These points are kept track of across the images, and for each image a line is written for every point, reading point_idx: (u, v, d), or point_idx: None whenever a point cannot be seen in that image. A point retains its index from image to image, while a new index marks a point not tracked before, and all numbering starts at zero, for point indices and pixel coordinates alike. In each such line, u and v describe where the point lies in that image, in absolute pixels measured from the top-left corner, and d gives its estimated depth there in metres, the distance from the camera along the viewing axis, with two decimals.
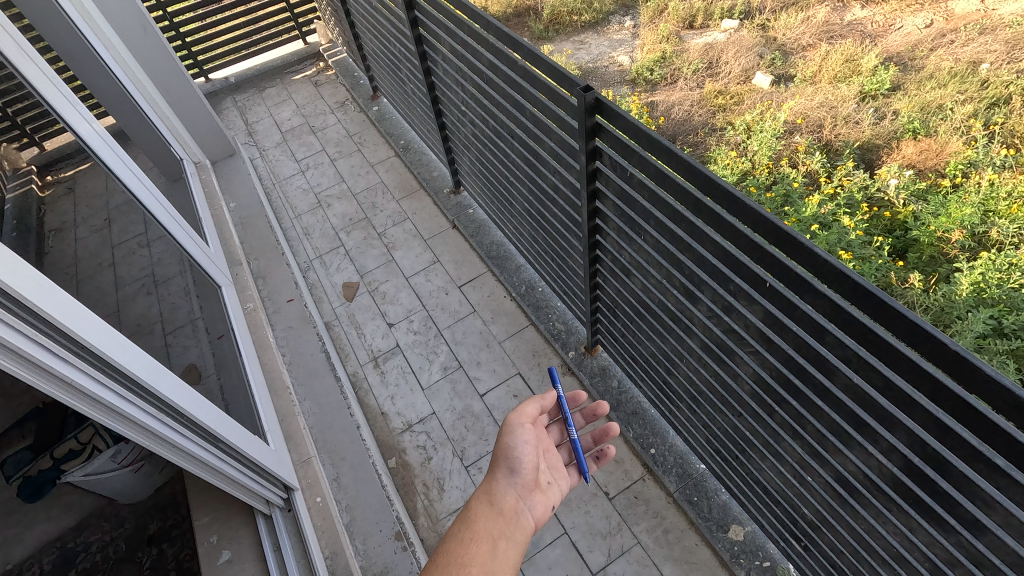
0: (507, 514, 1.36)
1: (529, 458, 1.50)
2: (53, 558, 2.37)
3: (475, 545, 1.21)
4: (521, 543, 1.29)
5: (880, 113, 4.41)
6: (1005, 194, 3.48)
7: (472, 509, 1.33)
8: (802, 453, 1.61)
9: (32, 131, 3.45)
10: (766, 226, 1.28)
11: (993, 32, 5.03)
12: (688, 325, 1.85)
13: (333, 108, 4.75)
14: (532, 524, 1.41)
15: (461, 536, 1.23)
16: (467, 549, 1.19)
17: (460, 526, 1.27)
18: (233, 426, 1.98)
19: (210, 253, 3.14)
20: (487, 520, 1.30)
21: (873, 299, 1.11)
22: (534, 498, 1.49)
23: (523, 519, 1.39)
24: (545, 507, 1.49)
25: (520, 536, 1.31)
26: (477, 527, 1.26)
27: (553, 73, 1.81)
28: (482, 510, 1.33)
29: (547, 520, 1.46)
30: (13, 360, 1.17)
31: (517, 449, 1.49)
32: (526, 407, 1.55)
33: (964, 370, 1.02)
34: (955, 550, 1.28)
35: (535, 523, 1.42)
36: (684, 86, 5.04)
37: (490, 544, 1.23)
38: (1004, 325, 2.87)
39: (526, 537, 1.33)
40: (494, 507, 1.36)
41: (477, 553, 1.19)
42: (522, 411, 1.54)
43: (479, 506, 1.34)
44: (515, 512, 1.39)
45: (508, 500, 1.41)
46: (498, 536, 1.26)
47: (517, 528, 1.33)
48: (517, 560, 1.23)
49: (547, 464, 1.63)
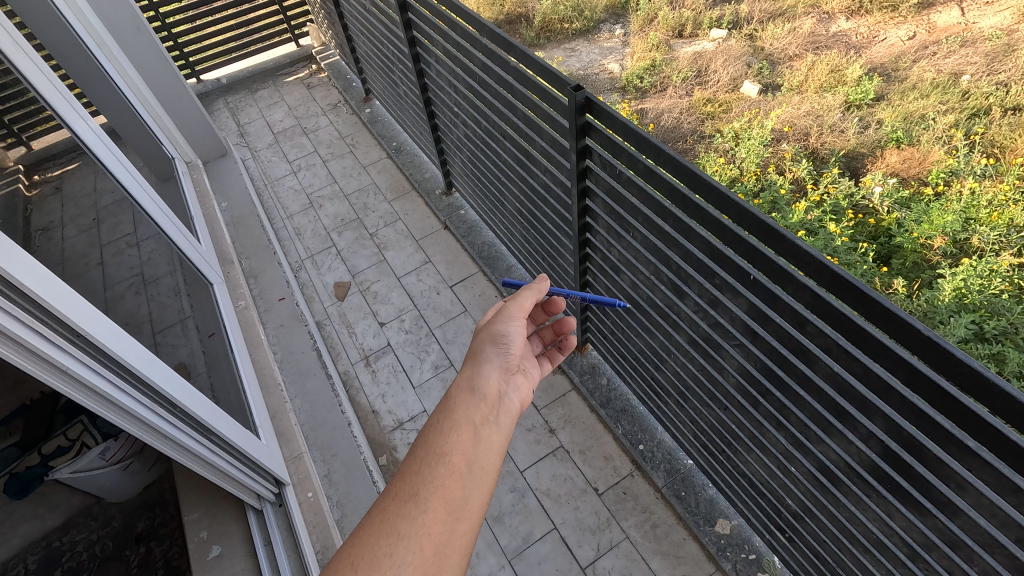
0: (491, 399, 1.24)
1: (518, 343, 1.41)
2: (38, 558, 2.36)
3: (457, 434, 1.12)
4: (506, 428, 1.20)
5: (865, 122, 4.52)
6: (985, 203, 3.58)
7: (452, 397, 1.22)
8: (785, 443, 1.66)
9: (21, 131, 3.30)
10: (750, 221, 1.32)
11: (973, 44, 5.18)
12: (675, 320, 1.89)
13: (325, 110, 4.77)
14: (518, 406, 1.31)
15: (441, 426, 1.13)
16: (447, 441, 1.10)
17: (438, 416, 1.17)
18: (226, 419, 1.99)
19: (202, 250, 3.19)
20: (468, 407, 1.19)
21: (852, 289, 1.15)
22: (516, 381, 1.39)
23: (508, 402, 1.27)
24: (526, 390, 1.40)
25: (505, 422, 1.21)
26: (457, 417, 1.16)
27: (545, 74, 1.85)
28: (462, 398, 1.22)
29: (530, 403, 1.36)
30: (12, 348, 1.18)
31: (508, 335, 1.40)
32: (523, 301, 1.48)
33: (937, 357, 1.07)
34: (931, 534, 1.32)
35: (521, 405, 1.32)
36: (674, 94, 5.14)
37: (472, 432, 1.14)
38: (985, 330, 2.94)
39: (512, 422, 1.23)
40: (476, 393, 1.24)
41: (460, 443, 1.11)
42: (519, 304, 1.47)
43: (458, 395, 1.23)
44: (499, 396, 1.26)
45: (492, 384, 1.28)
46: (480, 423, 1.17)
47: (502, 413, 1.23)
48: (502, 444, 1.15)
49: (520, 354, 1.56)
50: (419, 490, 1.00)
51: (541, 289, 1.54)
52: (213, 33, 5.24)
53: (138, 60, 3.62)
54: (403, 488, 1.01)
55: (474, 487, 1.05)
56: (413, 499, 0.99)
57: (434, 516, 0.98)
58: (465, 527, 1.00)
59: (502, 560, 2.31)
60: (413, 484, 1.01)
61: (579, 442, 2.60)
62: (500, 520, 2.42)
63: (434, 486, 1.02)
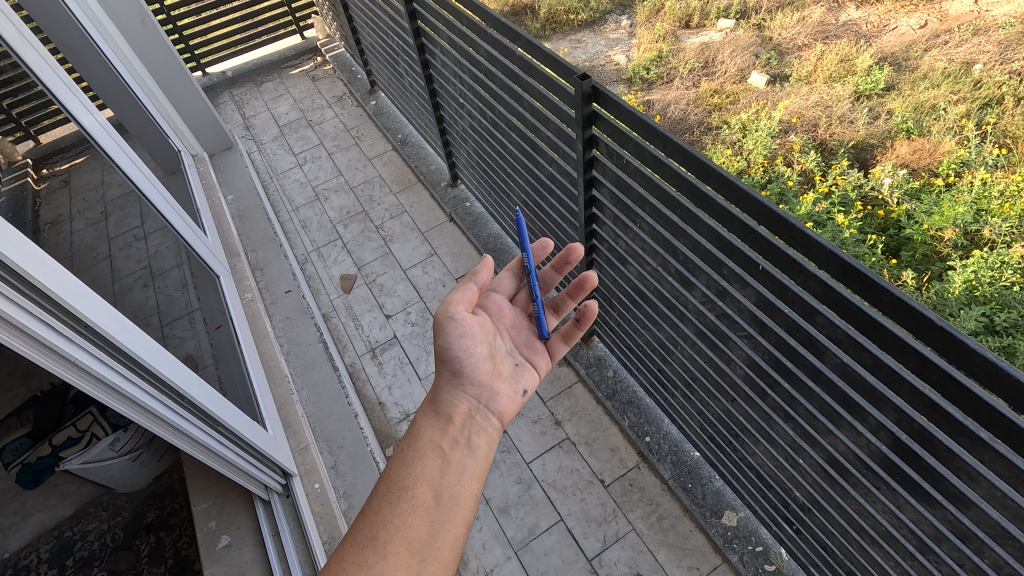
0: (458, 421, 1.35)
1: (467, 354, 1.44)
2: (50, 547, 2.43)
3: (422, 463, 1.21)
4: (478, 447, 1.31)
5: (875, 112, 4.46)
6: (997, 193, 3.52)
7: (418, 423, 1.33)
8: (794, 435, 1.64)
9: (27, 125, 3.51)
10: (760, 210, 1.30)
11: (986, 33, 5.08)
12: (682, 311, 1.87)
13: (330, 102, 4.76)
14: (494, 422, 1.42)
15: (406, 456, 1.22)
16: (410, 471, 1.18)
17: (403, 445, 1.26)
18: (232, 410, 2.00)
19: (208, 242, 3.17)
20: (434, 431, 1.30)
21: (863, 278, 1.14)
22: (495, 393, 1.48)
23: (479, 420, 1.39)
24: (509, 400, 1.50)
25: (477, 442, 1.32)
26: (422, 443, 1.26)
27: (551, 64, 1.82)
28: (428, 423, 1.32)
29: (511, 414, 1.47)
30: (20, 339, 1.19)
31: (453, 348, 1.43)
32: (457, 297, 1.48)
33: (952, 348, 1.05)
34: (941, 526, 1.31)
35: (497, 419, 1.43)
36: (680, 84, 5.09)
37: (439, 459, 1.24)
38: (996, 323, 2.91)
39: (486, 441, 1.34)
40: (442, 416, 1.35)
41: (425, 473, 1.19)
42: (451, 303, 1.47)
43: (425, 419, 1.34)
44: (468, 417, 1.38)
45: (459, 404, 1.39)
46: (448, 448, 1.27)
47: (473, 432, 1.34)
48: (470, 467, 1.25)
49: (512, 343, 1.64)
50: (378, 533, 1.05)
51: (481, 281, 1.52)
52: (219, 26, 5.23)
53: (143, 53, 3.60)
54: (362, 531, 1.06)
55: (443, 519, 1.12)
56: (372, 543, 1.04)
57: (398, 560, 1.02)
58: (434, 567, 1.04)
59: (508, 551, 2.32)
60: (372, 528, 1.06)
61: (585, 434, 2.59)
62: (506, 512, 2.42)
63: (396, 526, 1.07)
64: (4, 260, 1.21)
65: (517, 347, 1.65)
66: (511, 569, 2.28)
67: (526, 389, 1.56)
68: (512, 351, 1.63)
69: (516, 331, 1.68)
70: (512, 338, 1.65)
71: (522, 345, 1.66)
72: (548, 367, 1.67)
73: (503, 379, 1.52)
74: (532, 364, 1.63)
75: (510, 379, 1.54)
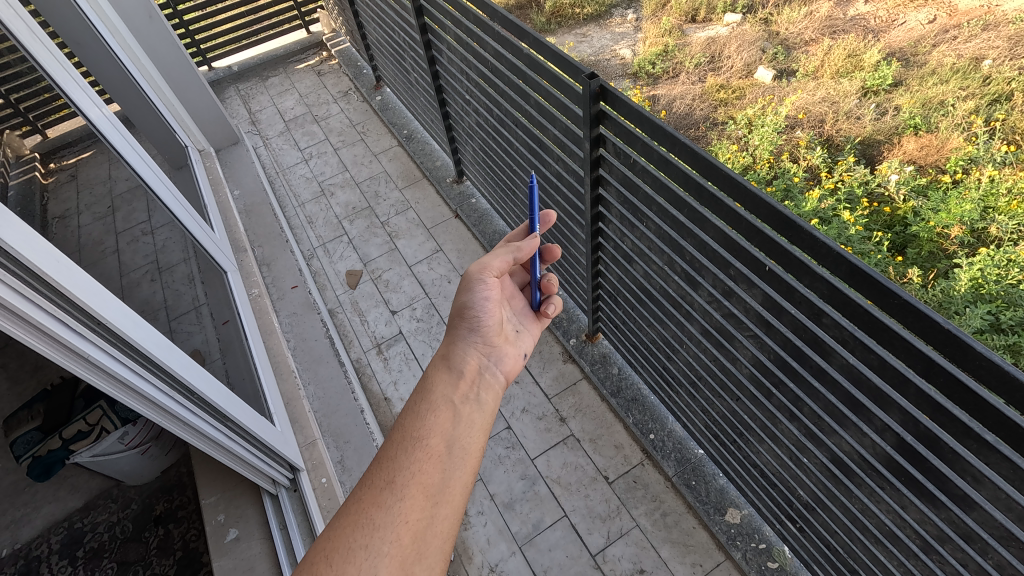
0: (469, 376, 1.34)
1: (488, 314, 1.47)
2: (60, 538, 2.47)
3: (435, 416, 1.19)
4: (490, 402, 1.29)
5: (882, 108, 4.43)
6: (1005, 190, 3.50)
7: (430, 377, 1.31)
8: (798, 434, 1.65)
9: (35, 120, 3.73)
10: (768, 211, 1.30)
11: (996, 27, 5.03)
12: (688, 310, 1.88)
13: (336, 98, 4.76)
14: (501, 379, 1.41)
15: (419, 409, 1.20)
16: (423, 422, 1.17)
17: (416, 397, 1.24)
18: (242, 406, 2.03)
19: (214, 239, 3.15)
20: (447, 386, 1.28)
21: (872, 282, 1.13)
22: (501, 354, 1.49)
23: (487, 376, 1.38)
24: (513, 359, 1.51)
25: (486, 397, 1.30)
26: (435, 397, 1.24)
27: (559, 62, 1.82)
28: (440, 377, 1.31)
29: (516, 373, 1.48)
30: (36, 336, 1.22)
31: (476, 306, 1.46)
32: (492, 262, 1.49)
33: (961, 352, 1.05)
34: (945, 526, 1.33)
35: (504, 377, 1.42)
36: (686, 79, 5.06)
37: (450, 412, 1.21)
38: (1002, 321, 2.89)
39: (495, 391, 1.34)
40: (453, 371, 1.33)
41: (438, 425, 1.17)
42: (486, 265, 1.48)
43: (437, 374, 1.32)
44: (478, 372, 1.37)
45: (469, 361, 1.39)
46: (459, 402, 1.25)
47: (482, 389, 1.32)
48: (483, 419, 1.23)
49: (514, 312, 1.69)
50: (395, 478, 1.05)
51: (524, 249, 1.53)
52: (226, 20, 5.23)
53: (151, 49, 3.62)
54: (379, 476, 1.06)
55: (455, 468, 1.11)
56: (388, 488, 1.04)
57: (412, 503, 1.03)
58: (446, 510, 1.04)
59: (512, 546, 2.34)
60: (388, 474, 1.06)
61: (589, 431, 2.60)
62: (511, 507, 2.44)
63: (411, 472, 1.07)
64: (17, 256, 1.22)
65: (517, 314, 1.70)
66: (516, 564, 2.30)
67: (528, 352, 1.58)
68: (516, 319, 1.67)
69: (516, 301, 1.73)
70: (513, 307, 1.71)
71: (521, 312, 1.71)
72: (542, 331, 1.73)
73: (508, 341, 1.54)
74: (531, 329, 1.69)
75: (514, 343, 1.56)
